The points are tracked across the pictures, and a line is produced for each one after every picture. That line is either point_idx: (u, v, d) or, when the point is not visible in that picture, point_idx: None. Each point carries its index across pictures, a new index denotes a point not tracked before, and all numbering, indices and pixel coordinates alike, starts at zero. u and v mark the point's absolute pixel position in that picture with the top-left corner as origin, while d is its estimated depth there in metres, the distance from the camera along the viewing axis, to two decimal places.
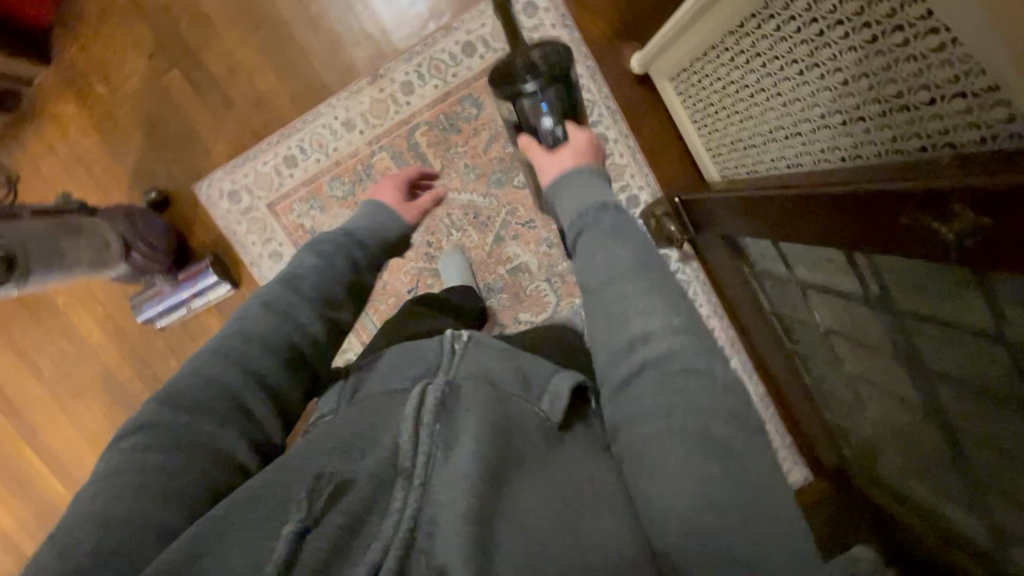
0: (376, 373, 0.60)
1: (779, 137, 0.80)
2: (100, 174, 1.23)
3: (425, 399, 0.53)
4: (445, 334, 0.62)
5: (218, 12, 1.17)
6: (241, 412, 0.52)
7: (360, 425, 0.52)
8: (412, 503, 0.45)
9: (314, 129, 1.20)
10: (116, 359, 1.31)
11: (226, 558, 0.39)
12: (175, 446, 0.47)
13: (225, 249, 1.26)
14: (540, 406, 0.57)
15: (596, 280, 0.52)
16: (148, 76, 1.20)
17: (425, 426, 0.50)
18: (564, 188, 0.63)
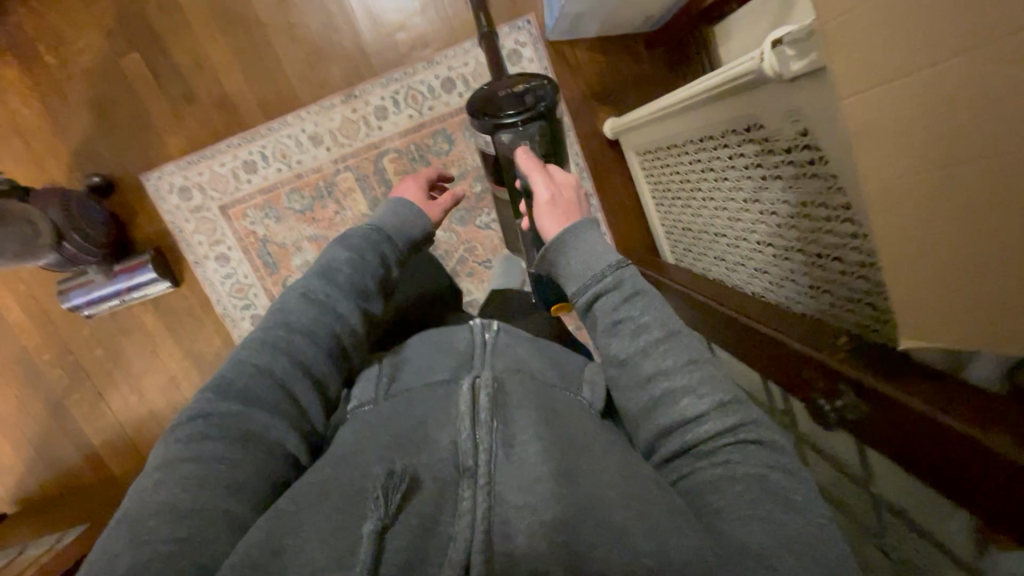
0: (411, 364, 0.69)
1: (722, 243, 0.85)
2: (41, 149, 1.16)
3: (477, 398, 0.59)
4: (475, 326, 0.74)
5: (191, 1, 1.12)
6: (288, 399, 0.59)
7: (414, 417, 0.60)
8: (481, 499, 0.50)
9: (279, 139, 1.17)
10: (37, 341, 1.25)
11: (308, 542, 0.46)
12: (231, 437, 0.53)
13: (169, 244, 1.22)
14: (582, 395, 0.67)
15: (626, 354, 0.58)
16: (105, 55, 1.13)
17: (482, 422, 0.56)
18: (570, 244, 0.65)
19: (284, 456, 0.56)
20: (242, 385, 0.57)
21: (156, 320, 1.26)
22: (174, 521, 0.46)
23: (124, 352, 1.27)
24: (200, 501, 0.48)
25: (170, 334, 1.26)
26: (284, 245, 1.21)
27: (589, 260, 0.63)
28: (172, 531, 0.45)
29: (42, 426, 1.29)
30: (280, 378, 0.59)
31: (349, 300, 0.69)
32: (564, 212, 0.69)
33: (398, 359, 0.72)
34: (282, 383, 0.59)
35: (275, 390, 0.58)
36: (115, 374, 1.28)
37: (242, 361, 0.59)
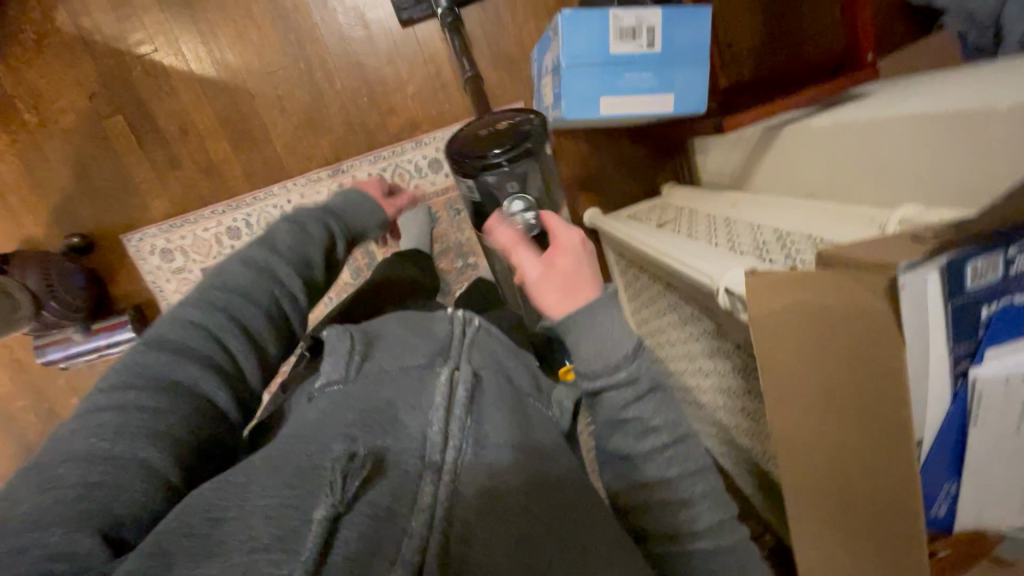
0: (386, 342, 0.61)
1: (684, 373, 0.91)
2: (17, 207, 1.14)
3: (455, 390, 0.53)
4: (455, 316, 0.67)
5: (178, 69, 1.11)
6: (220, 350, 0.52)
7: (377, 396, 0.52)
8: (445, 497, 0.44)
9: (264, 208, 1.18)
10: (10, 387, 1.25)
11: (252, 515, 0.38)
12: (157, 388, 0.46)
13: (149, 301, 1.22)
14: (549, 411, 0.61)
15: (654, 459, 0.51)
16: (86, 115, 1.11)
17: (458, 419, 0.50)
18: (590, 324, 0.52)
19: (205, 401, 0.48)
20: (172, 338, 0.51)
21: None
22: (87, 462, 0.40)
23: None
24: (123, 449, 0.41)
25: None
26: None
27: (606, 346, 0.52)
28: (82, 473, 0.39)
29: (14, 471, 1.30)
30: (211, 328, 0.53)
31: (293, 266, 0.63)
32: (561, 286, 0.53)
33: (371, 333, 0.63)
34: (209, 333, 0.53)
35: (206, 341, 0.52)
36: None
37: (193, 307, 0.54)
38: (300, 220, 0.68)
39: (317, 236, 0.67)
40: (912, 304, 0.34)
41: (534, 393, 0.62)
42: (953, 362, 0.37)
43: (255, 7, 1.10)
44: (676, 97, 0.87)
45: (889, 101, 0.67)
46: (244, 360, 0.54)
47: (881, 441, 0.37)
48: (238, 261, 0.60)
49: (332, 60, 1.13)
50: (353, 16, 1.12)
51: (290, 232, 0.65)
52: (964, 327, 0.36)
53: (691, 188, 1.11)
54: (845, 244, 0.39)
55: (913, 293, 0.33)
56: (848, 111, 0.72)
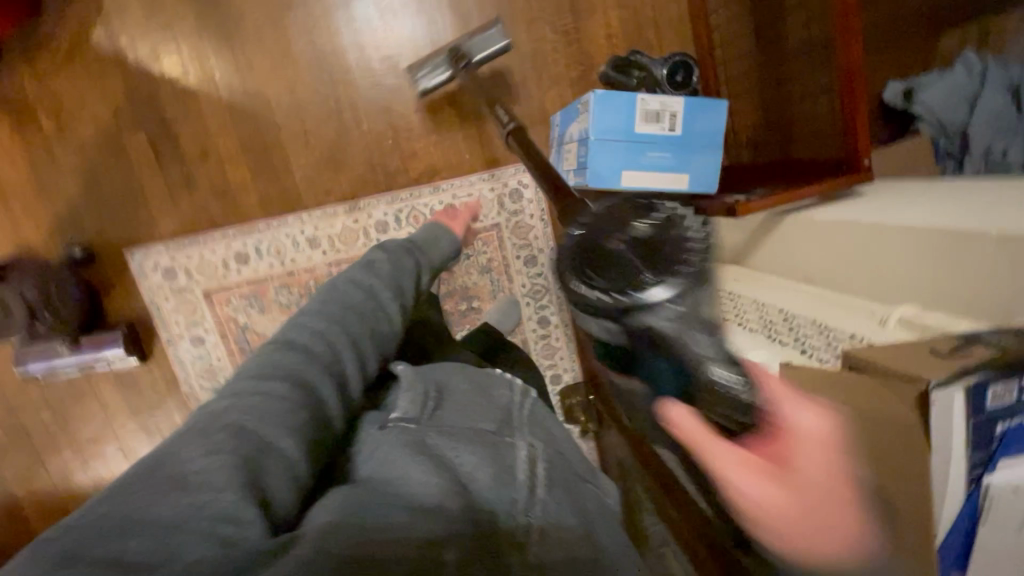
0: (456, 399, 0.62)
1: None
2: (19, 211, 1.12)
3: (534, 463, 0.55)
4: (516, 386, 0.70)
5: (208, 95, 1.13)
6: (330, 382, 0.56)
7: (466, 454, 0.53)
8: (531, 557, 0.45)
9: (276, 236, 1.19)
10: None
11: (392, 543, 0.39)
12: (279, 396, 0.50)
13: (143, 318, 1.20)
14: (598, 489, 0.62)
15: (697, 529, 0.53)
16: (107, 129, 1.12)
17: (534, 484, 0.52)
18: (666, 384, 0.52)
19: (318, 425, 0.51)
20: (300, 346, 0.59)
21: (115, 390, 1.23)
22: (241, 438, 0.44)
23: (75, 418, 1.22)
24: (251, 443, 0.44)
25: (127, 407, 1.23)
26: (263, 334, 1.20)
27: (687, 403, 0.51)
28: (237, 446, 0.43)
29: None
30: (320, 358, 0.58)
31: (391, 296, 0.74)
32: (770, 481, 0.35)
33: (440, 384, 0.65)
34: (318, 359, 0.57)
35: (317, 368, 0.56)
36: (61, 439, 1.23)
37: (309, 325, 0.63)
38: (394, 253, 0.84)
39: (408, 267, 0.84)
40: (940, 410, 0.42)
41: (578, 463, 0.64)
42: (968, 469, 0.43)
43: (292, 45, 1.14)
44: (690, 177, 0.94)
45: (884, 207, 0.75)
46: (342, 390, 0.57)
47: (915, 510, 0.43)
48: (348, 284, 0.73)
49: (362, 102, 1.17)
50: (386, 64, 1.17)
51: (389, 263, 0.80)
52: (980, 438, 0.43)
53: None
54: (889, 358, 0.46)
55: (943, 404, 0.42)
56: (846, 210, 0.80)
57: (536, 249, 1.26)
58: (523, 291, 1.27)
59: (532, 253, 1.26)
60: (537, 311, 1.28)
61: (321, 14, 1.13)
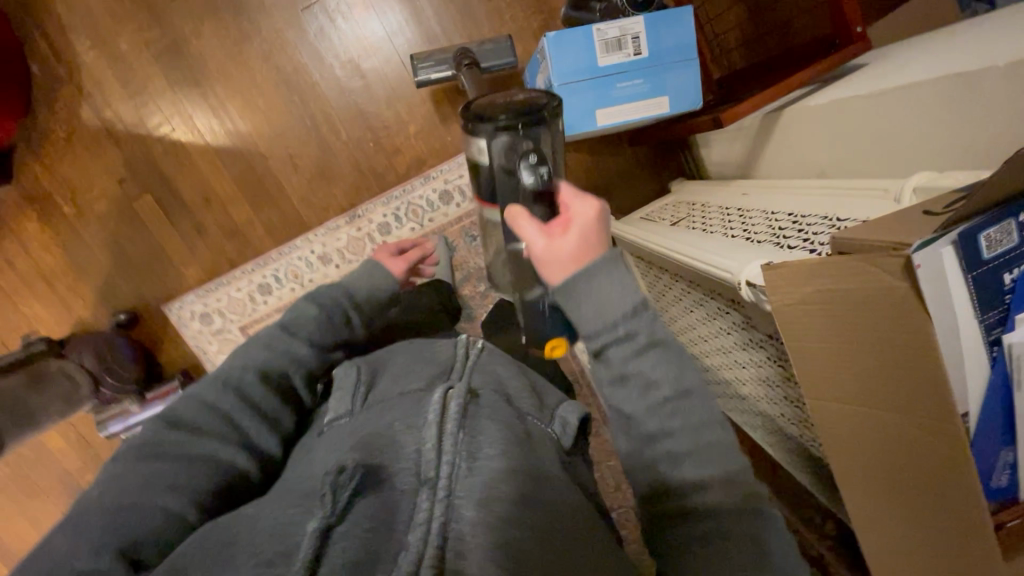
0: (390, 373, 0.64)
1: (726, 376, 0.89)
2: (65, 291, 1.22)
3: (448, 406, 0.53)
4: (459, 340, 0.69)
5: (196, 145, 1.18)
6: (231, 428, 0.56)
7: (384, 424, 0.53)
8: (440, 511, 0.43)
9: (290, 261, 1.23)
10: (77, 462, 1.32)
11: (253, 532, 0.42)
12: (176, 458, 0.52)
13: (196, 365, 1.28)
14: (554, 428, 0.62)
15: (633, 409, 0.49)
16: (118, 199, 1.19)
17: (449, 434, 0.50)
18: (580, 292, 0.48)
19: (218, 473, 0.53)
20: (187, 419, 0.55)
21: None
22: (108, 522, 0.46)
23: None
24: (143, 499, 0.48)
25: None
26: None
27: (603, 307, 0.48)
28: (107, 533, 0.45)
29: None
30: (206, 398, 0.57)
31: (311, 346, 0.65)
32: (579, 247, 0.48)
33: (377, 366, 0.66)
34: (223, 414, 0.57)
35: (218, 419, 0.56)
36: None
37: (227, 388, 0.58)
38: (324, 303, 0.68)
39: (336, 324, 0.67)
40: (930, 284, 0.35)
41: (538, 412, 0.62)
42: (984, 332, 0.38)
43: (257, 75, 1.15)
44: (671, 98, 0.87)
45: (882, 72, 0.67)
46: (250, 424, 0.58)
47: (892, 367, 0.39)
48: (260, 342, 0.63)
49: (336, 113, 1.18)
50: (349, 69, 1.17)
51: (312, 318, 0.66)
52: (988, 294, 0.37)
53: (700, 182, 1.11)
54: (860, 226, 0.41)
55: (930, 271, 0.35)
56: (843, 86, 0.72)
57: None
58: None
59: None
60: None
61: (276, 37, 1.14)
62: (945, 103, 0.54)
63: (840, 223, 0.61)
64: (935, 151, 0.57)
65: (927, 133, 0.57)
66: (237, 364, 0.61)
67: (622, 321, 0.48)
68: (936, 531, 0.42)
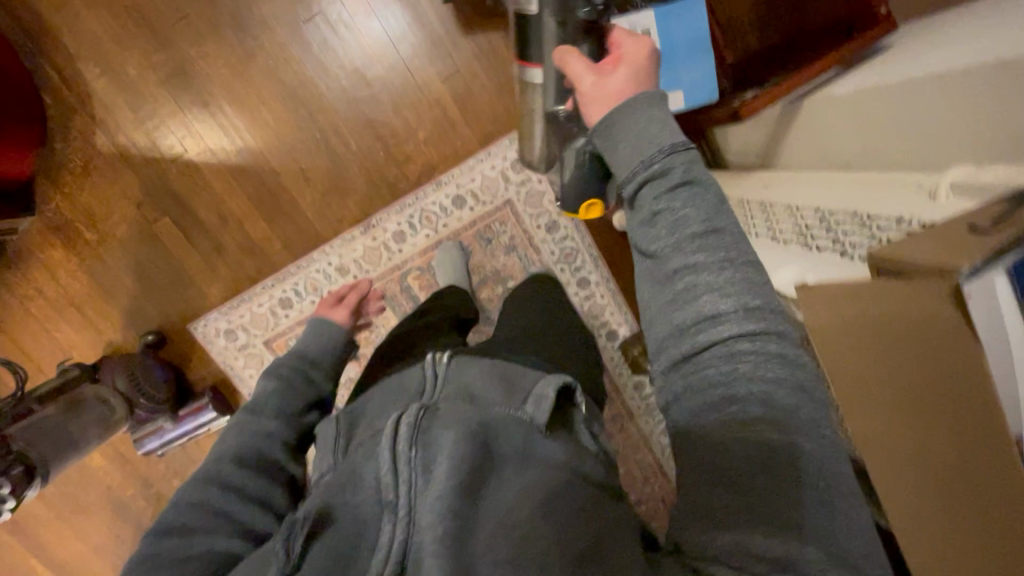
0: (368, 414, 0.59)
1: None
2: (94, 315, 1.25)
3: (396, 426, 0.49)
4: (426, 360, 0.63)
5: (209, 165, 1.19)
6: (230, 522, 0.54)
7: (353, 457, 0.50)
8: (401, 529, 0.43)
9: (309, 274, 1.24)
10: (119, 479, 1.37)
11: None
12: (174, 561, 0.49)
13: (224, 380, 1.30)
14: (523, 409, 0.53)
15: (661, 245, 0.44)
16: (137, 223, 1.21)
17: (395, 454, 0.46)
18: (625, 131, 0.46)
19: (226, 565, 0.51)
20: (183, 522, 0.52)
21: None
22: None
23: None
24: None
25: None
26: None
27: (644, 142, 0.46)
28: None
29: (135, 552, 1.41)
30: (208, 501, 0.54)
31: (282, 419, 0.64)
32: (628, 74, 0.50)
33: (357, 410, 0.62)
34: (214, 509, 0.54)
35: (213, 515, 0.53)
36: None
37: (205, 482, 0.56)
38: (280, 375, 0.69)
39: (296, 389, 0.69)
40: (982, 304, 0.34)
41: (505, 403, 0.54)
42: None
43: (264, 91, 1.15)
44: (684, 92, 0.85)
45: (908, 58, 0.64)
46: (242, 507, 0.55)
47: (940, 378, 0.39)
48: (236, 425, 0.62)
49: (344, 125, 1.18)
50: (354, 78, 1.16)
51: (270, 390, 0.66)
52: None
53: (719, 172, 1.08)
54: (915, 247, 0.40)
55: (980, 299, 0.34)
56: (867, 74, 0.69)
57: (555, 214, 1.23)
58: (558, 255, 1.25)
59: (552, 218, 1.24)
60: (573, 273, 1.26)
61: (279, 50, 1.14)
62: (976, 93, 0.52)
63: (872, 222, 0.58)
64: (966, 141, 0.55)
65: (957, 123, 0.54)
66: (210, 460, 0.58)
67: (683, 153, 0.45)
68: (978, 523, 0.40)
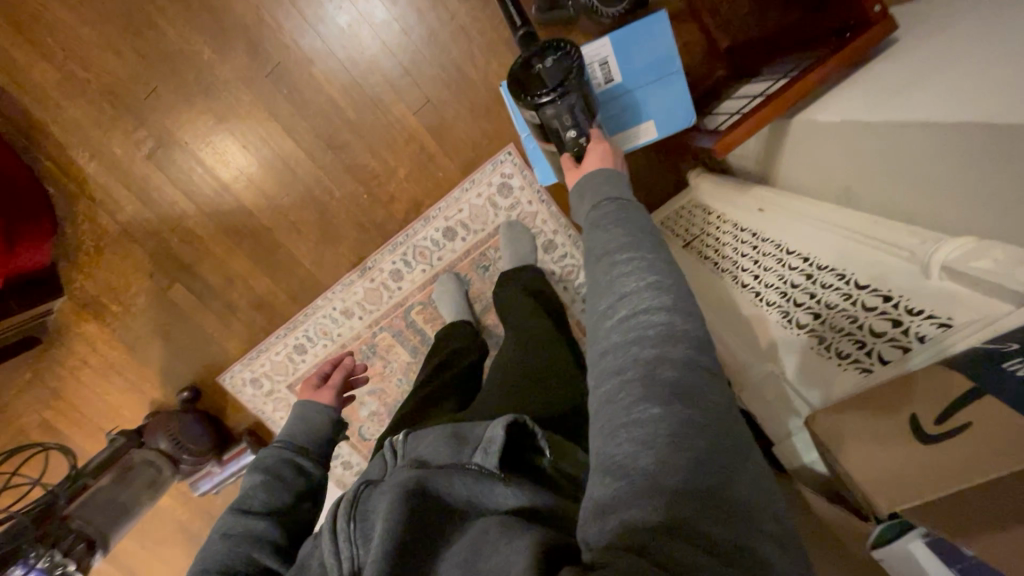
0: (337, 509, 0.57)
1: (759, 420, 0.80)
2: (134, 378, 1.34)
3: (338, 503, 0.48)
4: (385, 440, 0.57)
5: (206, 228, 1.21)
6: None
7: (303, 550, 0.50)
8: None
9: (317, 320, 1.26)
10: (186, 513, 1.52)
11: None
12: None
13: (259, 422, 1.38)
14: (471, 460, 0.49)
15: (598, 253, 0.47)
16: (154, 290, 1.27)
17: (335, 529, 0.45)
18: (585, 176, 0.55)
19: None
20: None
21: None
22: None
23: None
24: None
25: None
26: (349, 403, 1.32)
27: (600, 180, 0.54)
28: None
29: None
30: None
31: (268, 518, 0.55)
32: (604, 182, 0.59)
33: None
34: None
35: None
36: None
37: None
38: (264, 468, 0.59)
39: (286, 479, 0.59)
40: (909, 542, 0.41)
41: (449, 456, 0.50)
42: None
43: (243, 152, 1.15)
44: (659, 121, 0.75)
45: (905, 79, 0.54)
46: None
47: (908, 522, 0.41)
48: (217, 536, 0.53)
49: (324, 172, 1.16)
50: (326, 124, 1.12)
51: (259, 485, 0.57)
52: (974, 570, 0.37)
53: (717, 176, 0.99)
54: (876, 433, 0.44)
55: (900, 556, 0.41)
56: (860, 96, 0.60)
57: (550, 232, 1.18)
58: (559, 274, 1.19)
59: (549, 238, 1.18)
60: (577, 290, 1.20)
61: (250, 107, 1.12)
62: (974, 156, 0.44)
63: (859, 296, 0.53)
64: (965, 203, 0.47)
65: (952, 178, 0.47)
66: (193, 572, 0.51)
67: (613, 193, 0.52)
68: None
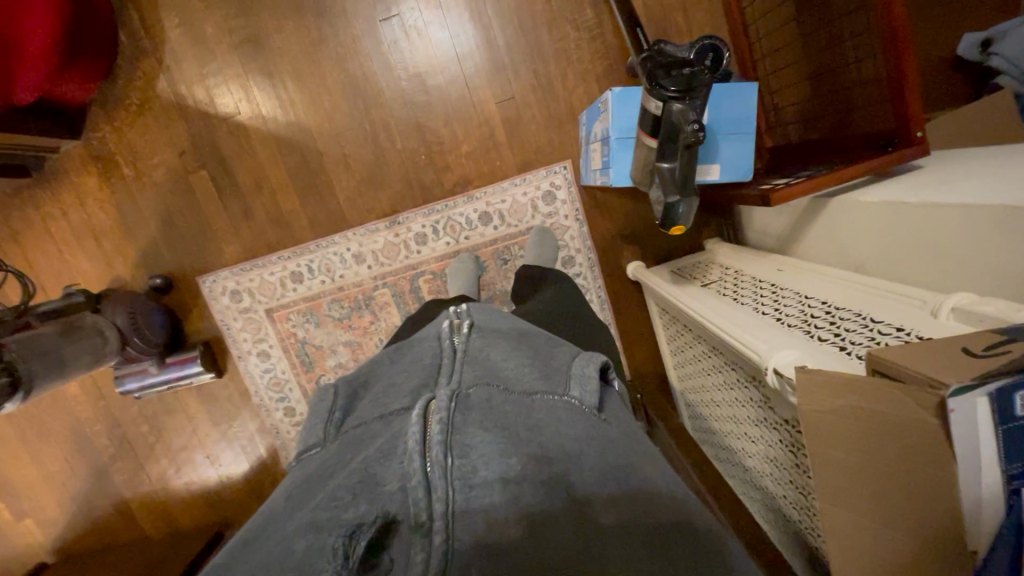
0: (371, 389, 0.60)
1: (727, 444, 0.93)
2: (109, 248, 1.26)
3: (430, 424, 0.48)
4: (446, 331, 0.65)
5: (258, 131, 1.23)
6: None
7: (367, 448, 0.50)
8: (438, 546, 0.39)
9: (325, 255, 1.27)
10: (88, 413, 1.36)
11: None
12: None
13: (216, 337, 1.31)
14: (571, 394, 0.57)
15: None
16: (176, 170, 1.24)
17: (432, 449, 0.45)
18: None
19: None
20: None
21: (198, 405, 1.35)
22: None
23: (165, 429, 1.36)
24: None
25: (209, 418, 1.36)
26: (321, 347, 1.29)
27: None
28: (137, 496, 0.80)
29: (84, 490, 1.39)
30: None
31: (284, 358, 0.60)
32: None
33: (355, 381, 0.63)
34: None
35: None
36: (155, 450, 1.37)
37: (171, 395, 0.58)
38: None
39: None
40: None
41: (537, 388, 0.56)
42: None
43: (328, 76, 1.21)
44: (721, 166, 0.90)
45: (945, 182, 0.68)
46: None
47: None
48: None
49: (394, 121, 1.23)
50: (415, 83, 1.21)
51: None
52: None
53: (734, 247, 1.13)
54: None
55: (964, 418, 0.34)
56: (894, 187, 0.75)
57: (573, 249, 1.27)
58: None
59: (570, 254, 1.27)
60: None
61: (352, 42, 1.19)
62: (976, 229, 0.58)
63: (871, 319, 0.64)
64: (963, 263, 0.60)
65: (953, 247, 0.61)
66: None
67: None
68: None
